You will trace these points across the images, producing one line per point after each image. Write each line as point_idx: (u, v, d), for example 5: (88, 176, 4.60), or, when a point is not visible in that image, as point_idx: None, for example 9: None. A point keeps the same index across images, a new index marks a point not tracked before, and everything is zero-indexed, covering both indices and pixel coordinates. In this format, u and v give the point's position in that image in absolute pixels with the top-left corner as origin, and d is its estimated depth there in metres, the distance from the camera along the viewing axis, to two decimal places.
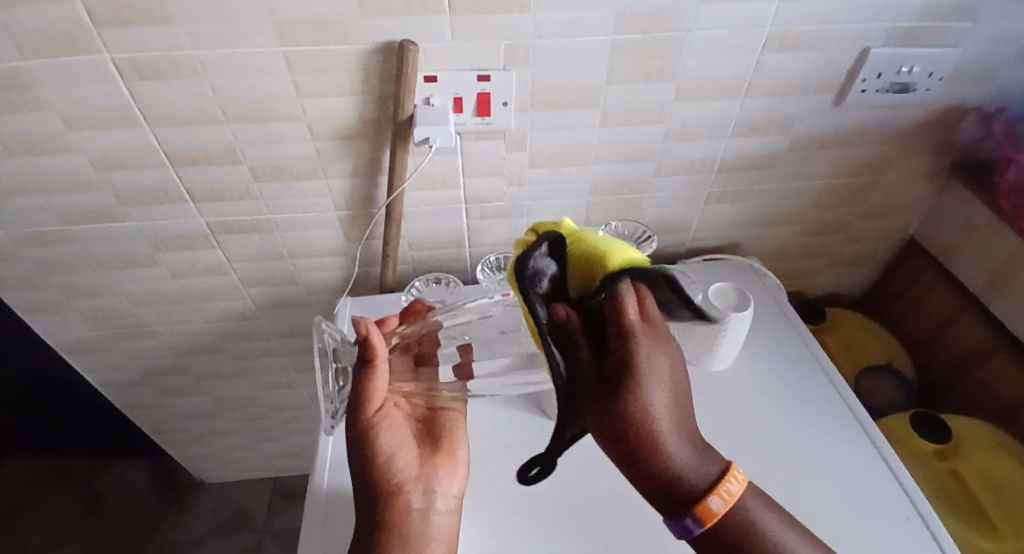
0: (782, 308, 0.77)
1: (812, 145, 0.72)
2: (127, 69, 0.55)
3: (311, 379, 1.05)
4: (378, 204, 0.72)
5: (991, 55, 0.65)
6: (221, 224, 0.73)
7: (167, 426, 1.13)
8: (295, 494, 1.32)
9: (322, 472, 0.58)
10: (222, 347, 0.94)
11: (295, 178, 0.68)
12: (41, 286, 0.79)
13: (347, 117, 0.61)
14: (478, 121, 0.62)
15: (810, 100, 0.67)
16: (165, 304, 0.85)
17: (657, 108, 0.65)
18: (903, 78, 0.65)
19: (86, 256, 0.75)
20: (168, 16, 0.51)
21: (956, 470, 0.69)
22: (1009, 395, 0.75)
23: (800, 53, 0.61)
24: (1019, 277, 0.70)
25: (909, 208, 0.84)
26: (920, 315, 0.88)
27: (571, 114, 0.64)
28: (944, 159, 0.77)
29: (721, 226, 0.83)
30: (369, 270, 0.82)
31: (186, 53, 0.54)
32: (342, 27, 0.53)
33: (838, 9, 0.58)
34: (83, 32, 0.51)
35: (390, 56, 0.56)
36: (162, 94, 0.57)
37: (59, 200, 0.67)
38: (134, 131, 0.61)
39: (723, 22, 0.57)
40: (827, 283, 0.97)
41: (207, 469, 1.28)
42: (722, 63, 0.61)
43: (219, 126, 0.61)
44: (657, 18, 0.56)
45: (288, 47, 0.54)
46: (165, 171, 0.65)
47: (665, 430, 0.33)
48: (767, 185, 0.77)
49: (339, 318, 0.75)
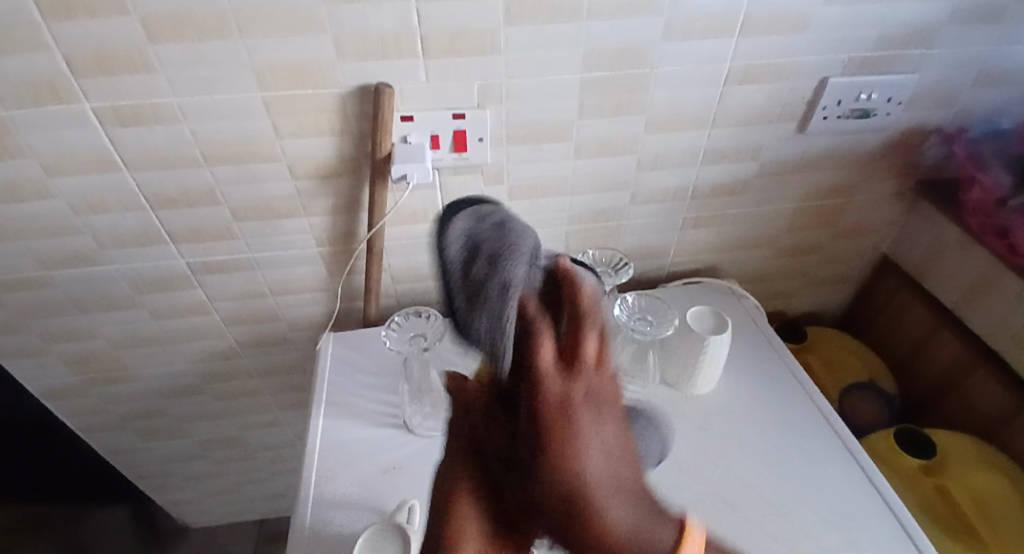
0: (760, 328, 0.78)
1: (782, 170, 0.75)
2: (107, 115, 0.56)
3: (296, 416, 1.03)
4: (359, 239, 0.73)
5: (944, 81, 0.68)
6: (203, 263, 0.73)
7: (147, 470, 1.10)
8: (282, 536, 1.28)
9: (304, 515, 0.57)
10: (205, 386, 0.93)
11: (275, 216, 0.68)
12: (19, 331, 0.78)
13: (327, 157, 0.63)
14: (456, 156, 0.64)
15: (777, 127, 0.69)
16: (146, 345, 0.84)
17: (630, 139, 0.67)
18: (864, 105, 0.68)
19: (65, 300, 0.74)
20: (147, 64, 0.52)
21: (942, 485, 0.70)
22: (989, 406, 0.76)
23: (763, 85, 0.64)
24: (989, 291, 0.72)
25: (880, 227, 0.86)
26: (898, 330, 0.90)
27: (547, 148, 0.65)
28: (910, 179, 0.80)
29: (699, 250, 0.84)
30: (352, 304, 0.82)
31: (166, 99, 0.55)
32: (320, 71, 0.55)
33: (796, 42, 0.61)
34: (63, 81, 0.52)
35: (367, 98, 0.58)
36: (143, 138, 0.58)
37: (39, 244, 0.67)
38: (116, 175, 0.61)
39: (687, 58, 0.60)
40: (806, 303, 0.98)
41: (188, 514, 1.24)
42: (689, 95, 0.64)
43: (200, 168, 0.62)
44: (624, 55, 0.58)
45: (266, 91, 0.56)
46: (147, 214, 0.66)
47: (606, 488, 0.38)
48: (741, 209, 0.79)
49: (321, 355, 0.74)
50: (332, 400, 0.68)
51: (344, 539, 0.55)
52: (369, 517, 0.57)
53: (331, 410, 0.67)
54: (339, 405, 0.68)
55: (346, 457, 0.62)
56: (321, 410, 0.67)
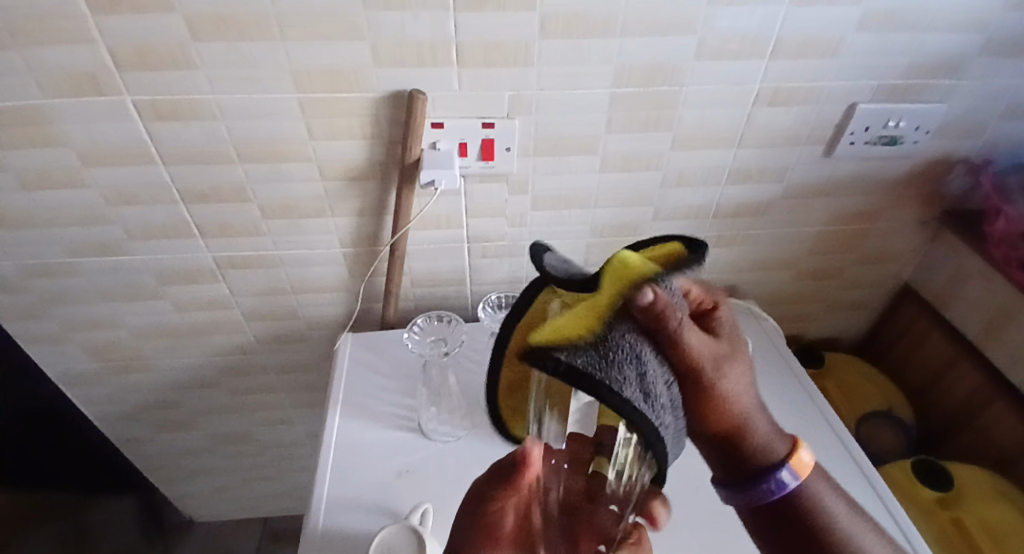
0: (781, 354, 0.77)
1: (806, 193, 0.75)
2: (147, 110, 0.57)
3: (307, 415, 1.04)
4: (383, 242, 0.73)
5: (974, 110, 0.68)
6: (228, 259, 0.74)
7: (157, 461, 1.11)
8: (286, 535, 1.29)
9: (316, 513, 0.57)
10: (220, 381, 0.94)
11: (301, 216, 0.69)
12: (44, 316, 0.79)
13: (357, 160, 0.64)
14: (483, 165, 0.64)
15: (803, 150, 0.69)
16: (166, 336, 0.85)
17: (655, 154, 0.67)
18: (892, 132, 0.68)
19: (90, 288, 0.76)
20: (189, 62, 0.54)
21: (958, 519, 0.68)
22: (1008, 442, 0.75)
23: (791, 107, 0.64)
24: (1013, 324, 0.71)
25: (903, 254, 0.85)
26: (917, 360, 0.88)
27: (572, 160, 0.66)
28: (934, 207, 0.79)
29: (719, 269, 0.84)
30: (370, 306, 0.83)
31: (204, 96, 0.56)
32: (356, 76, 0.56)
33: (824, 67, 0.61)
34: (107, 74, 0.54)
35: (399, 104, 0.59)
36: (179, 134, 0.60)
37: (70, 231, 0.68)
38: (151, 168, 0.63)
39: (715, 77, 0.60)
40: (825, 328, 0.97)
41: (194, 508, 1.25)
42: (717, 115, 0.64)
43: (233, 165, 0.63)
44: (653, 72, 0.59)
45: (303, 93, 0.57)
46: (177, 207, 0.67)
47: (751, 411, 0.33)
48: (762, 229, 0.79)
49: (339, 355, 0.75)
50: (347, 400, 0.69)
51: (354, 540, 0.55)
52: (380, 519, 0.57)
53: (346, 410, 0.68)
54: (354, 405, 0.68)
55: (360, 458, 0.62)
56: (336, 409, 0.68)
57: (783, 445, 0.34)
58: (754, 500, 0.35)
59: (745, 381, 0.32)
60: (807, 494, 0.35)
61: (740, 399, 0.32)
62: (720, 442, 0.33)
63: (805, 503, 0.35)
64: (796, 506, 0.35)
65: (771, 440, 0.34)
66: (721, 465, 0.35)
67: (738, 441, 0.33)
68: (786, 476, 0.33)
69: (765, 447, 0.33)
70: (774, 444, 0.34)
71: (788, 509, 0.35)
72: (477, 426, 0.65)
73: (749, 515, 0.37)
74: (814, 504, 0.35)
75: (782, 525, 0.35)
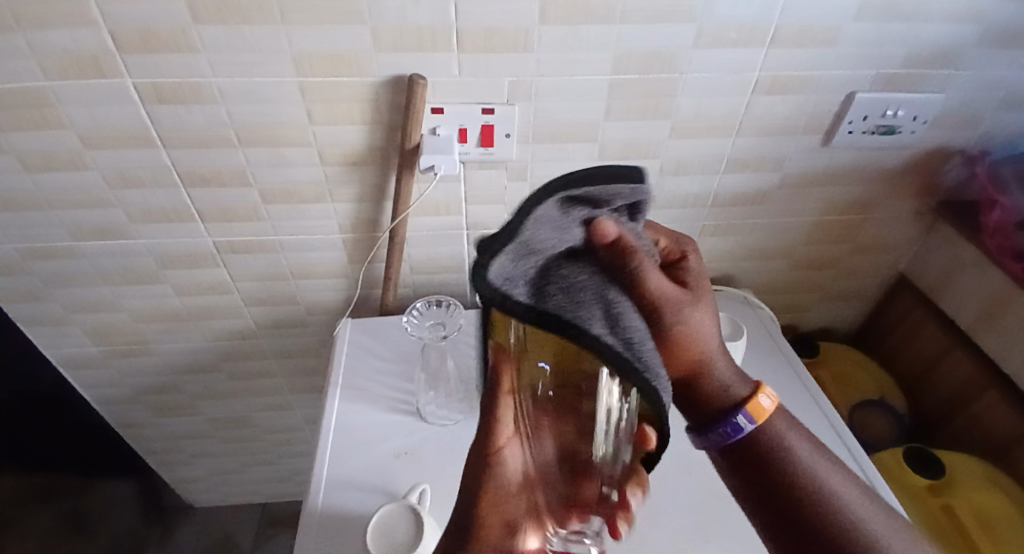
0: (775, 340, 0.78)
1: (803, 182, 0.75)
2: (148, 93, 0.57)
3: (306, 400, 1.05)
4: (382, 228, 0.74)
5: (971, 101, 0.68)
6: (228, 243, 0.74)
7: (157, 445, 1.12)
8: (284, 520, 1.30)
9: (316, 493, 0.58)
10: (221, 365, 0.95)
11: (301, 201, 0.70)
12: (46, 300, 0.80)
13: (356, 145, 0.64)
14: (482, 151, 0.65)
15: (800, 140, 0.70)
16: (166, 320, 0.86)
17: (654, 143, 0.67)
18: (889, 121, 0.68)
19: (91, 272, 0.76)
20: (191, 46, 0.54)
21: (948, 506, 0.70)
22: (999, 431, 0.76)
23: (789, 96, 0.65)
24: (1005, 314, 0.72)
25: (898, 245, 0.86)
26: (910, 350, 0.90)
27: (571, 147, 0.66)
28: (930, 198, 0.80)
29: (716, 258, 0.85)
30: (370, 292, 0.83)
31: (205, 80, 0.57)
32: (357, 60, 0.56)
33: (823, 56, 0.61)
34: (108, 57, 0.54)
35: (400, 89, 0.59)
36: (180, 118, 0.60)
37: (71, 214, 0.69)
38: (152, 152, 0.63)
39: (715, 65, 0.61)
40: (819, 318, 0.98)
41: (194, 492, 1.26)
42: (716, 104, 0.64)
43: (233, 150, 0.63)
44: (653, 59, 0.59)
45: (303, 77, 0.57)
46: (177, 191, 0.67)
47: (711, 351, 0.36)
48: (759, 219, 0.79)
49: (338, 340, 0.75)
50: (346, 383, 0.70)
51: (354, 518, 0.56)
52: (379, 499, 0.58)
53: (346, 393, 0.68)
54: (353, 388, 0.69)
55: (358, 439, 0.63)
56: (335, 392, 0.68)
57: (744, 387, 0.37)
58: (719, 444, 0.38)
59: (709, 318, 0.35)
60: (781, 445, 0.38)
61: (701, 333, 0.34)
62: (690, 382, 0.37)
63: (772, 447, 0.38)
64: (759, 446, 0.38)
65: (728, 381, 0.37)
66: (693, 415, 0.38)
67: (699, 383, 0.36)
68: (741, 420, 0.36)
69: (725, 386, 0.36)
70: (733, 384, 0.37)
71: (772, 475, 0.38)
72: (475, 410, 0.66)
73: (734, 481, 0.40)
74: (789, 451, 0.38)
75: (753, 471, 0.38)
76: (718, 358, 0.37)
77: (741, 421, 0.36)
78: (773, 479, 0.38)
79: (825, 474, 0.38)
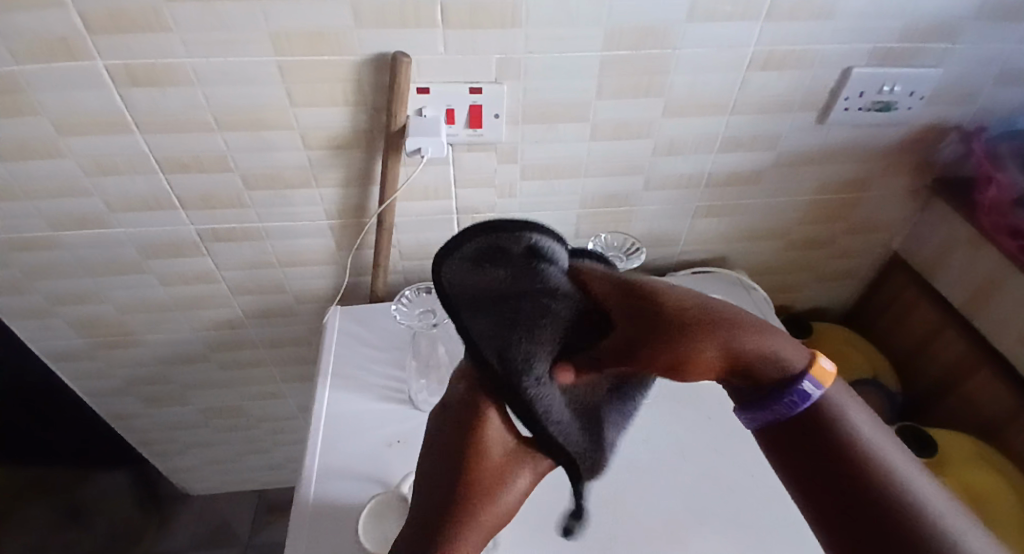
0: (769, 322, 0.78)
1: (798, 161, 0.74)
2: (120, 75, 0.55)
3: (299, 389, 1.04)
4: (369, 213, 0.72)
5: (968, 76, 0.67)
6: (211, 231, 0.72)
7: (149, 437, 1.11)
8: (280, 507, 1.30)
9: (307, 483, 0.57)
10: (210, 356, 0.93)
11: (286, 186, 0.68)
12: (26, 292, 0.78)
13: (340, 128, 0.62)
14: (471, 132, 0.63)
15: (795, 117, 0.68)
16: (152, 311, 0.84)
17: (647, 122, 0.66)
18: (886, 97, 0.67)
19: (71, 263, 0.74)
20: (163, 25, 0.51)
21: (941, 483, 0.70)
22: (991, 408, 0.76)
23: (785, 72, 0.63)
24: (999, 291, 0.72)
25: (893, 223, 0.85)
26: (903, 329, 0.90)
27: (561, 128, 0.65)
28: (925, 176, 0.79)
29: (709, 239, 0.84)
30: (359, 279, 0.82)
31: (180, 61, 0.54)
32: (338, 38, 0.54)
33: (820, 30, 0.59)
34: (77, 38, 0.51)
35: (383, 68, 0.57)
36: (156, 101, 0.58)
37: (46, 203, 0.66)
38: (128, 138, 0.61)
39: (709, 41, 0.59)
40: (813, 298, 0.98)
41: (189, 482, 1.26)
42: (710, 81, 0.63)
43: (213, 135, 0.61)
44: (645, 35, 0.57)
45: (282, 57, 0.55)
46: (157, 178, 0.65)
47: (762, 327, 0.33)
48: (754, 199, 0.78)
49: (328, 328, 0.74)
50: (336, 372, 0.68)
51: (347, 509, 0.55)
52: (372, 488, 0.57)
53: (336, 382, 0.67)
54: (344, 377, 0.68)
55: (349, 429, 0.62)
56: (326, 381, 0.67)
57: (797, 358, 0.33)
58: (769, 420, 0.33)
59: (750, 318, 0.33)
60: (839, 419, 0.32)
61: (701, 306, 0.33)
62: (732, 370, 0.33)
63: (830, 419, 0.32)
64: (827, 419, 0.32)
65: (787, 352, 0.33)
66: (746, 387, 0.34)
67: (744, 357, 0.32)
68: (806, 388, 0.32)
69: (781, 360, 0.32)
70: (788, 356, 0.33)
71: (828, 450, 0.31)
72: None
73: (776, 451, 0.33)
74: (846, 425, 0.31)
75: (795, 452, 0.32)
76: (769, 337, 0.33)
77: (806, 389, 0.32)
78: (842, 466, 0.30)
79: (903, 472, 0.29)
